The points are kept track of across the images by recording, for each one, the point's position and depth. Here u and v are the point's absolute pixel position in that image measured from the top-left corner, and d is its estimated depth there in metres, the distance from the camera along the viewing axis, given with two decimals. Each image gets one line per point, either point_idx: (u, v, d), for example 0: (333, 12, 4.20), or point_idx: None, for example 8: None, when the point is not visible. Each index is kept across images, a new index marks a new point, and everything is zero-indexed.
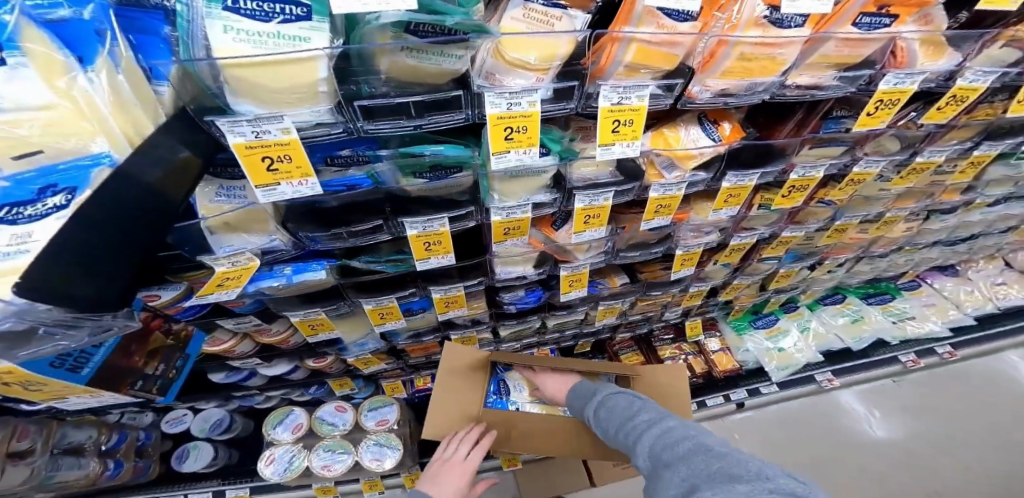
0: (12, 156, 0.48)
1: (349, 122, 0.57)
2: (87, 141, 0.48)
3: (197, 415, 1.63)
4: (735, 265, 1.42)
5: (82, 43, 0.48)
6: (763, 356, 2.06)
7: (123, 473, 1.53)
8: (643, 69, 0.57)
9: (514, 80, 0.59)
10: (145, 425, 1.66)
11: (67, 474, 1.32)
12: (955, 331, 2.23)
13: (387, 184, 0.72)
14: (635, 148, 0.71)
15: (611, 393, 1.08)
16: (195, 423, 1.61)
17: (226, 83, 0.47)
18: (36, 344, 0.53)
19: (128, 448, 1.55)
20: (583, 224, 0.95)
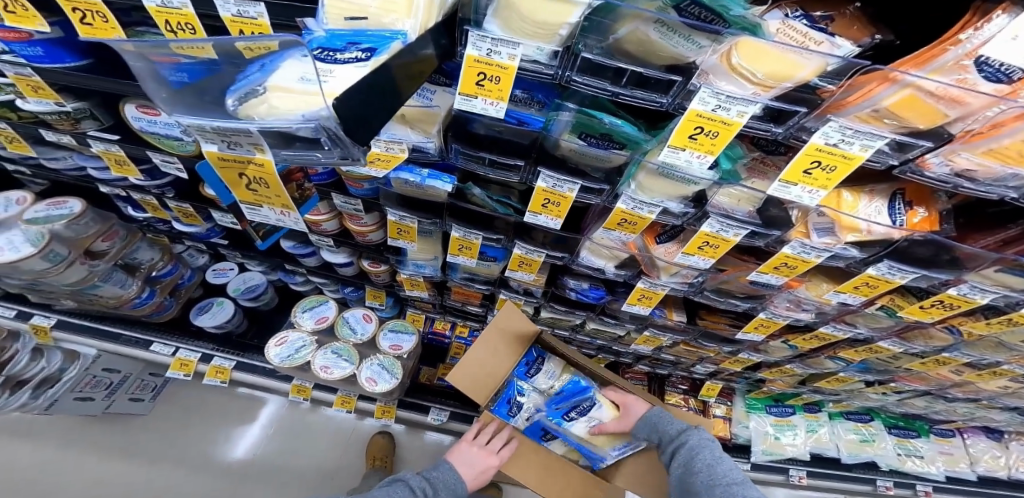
0: (346, 17, 0.50)
1: (561, 68, 0.55)
2: (397, 19, 0.49)
3: (240, 274, 1.68)
4: (801, 351, 1.33)
5: None
6: (758, 437, 1.98)
7: (149, 304, 1.57)
8: (887, 119, 0.49)
9: (728, 86, 0.51)
10: (193, 266, 1.73)
11: (107, 289, 1.43)
12: (950, 479, 2.14)
13: (552, 134, 0.68)
14: (811, 197, 0.63)
15: (697, 440, 1.13)
16: (234, 281, 1.65)
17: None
18: (297, 150, 0.51)
19: (168, 283, 1.60)
20: (696, 249, 0.86)
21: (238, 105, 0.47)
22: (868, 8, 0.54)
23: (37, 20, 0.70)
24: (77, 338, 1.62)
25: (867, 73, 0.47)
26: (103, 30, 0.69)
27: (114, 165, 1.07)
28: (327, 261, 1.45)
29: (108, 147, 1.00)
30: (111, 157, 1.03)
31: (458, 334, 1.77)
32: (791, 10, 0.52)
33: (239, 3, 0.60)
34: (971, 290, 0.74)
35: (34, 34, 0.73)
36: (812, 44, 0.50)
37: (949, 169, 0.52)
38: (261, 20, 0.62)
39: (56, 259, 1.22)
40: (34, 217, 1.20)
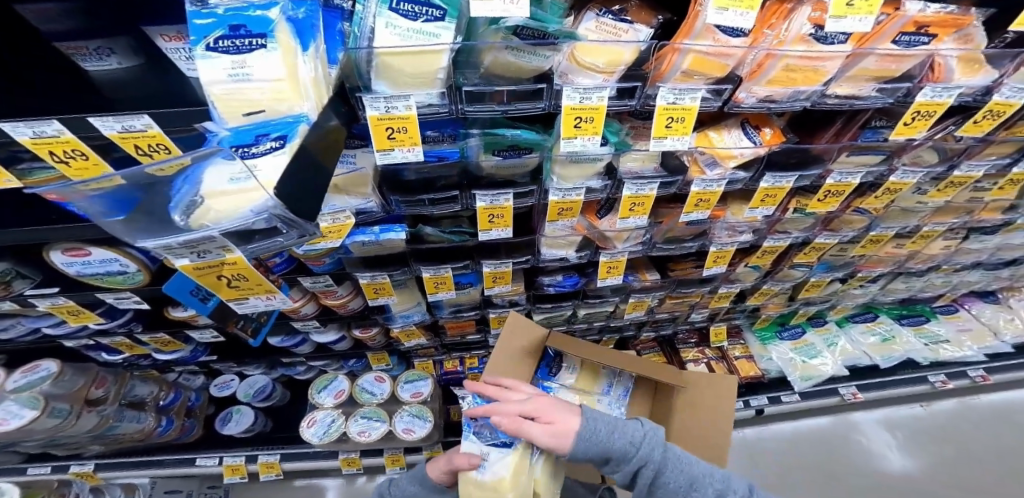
0: (242, 113, 0.53)
1: (454, 104, 0.65)
2: (291, 103, 0.54)
3: (243, 381, 1.84)
4: (765, 270, 1.43)
5: (302, 34, 0.56)
6: (788, 366, 2.06)
7: (171, 431, 1.71)
8: (697, 75, 0.66)
9: (584, 79, 0.67)
10: (196, 387, 1.87)
11: (127, 426, 1.55)
12: (992, 357, 2.19)
13: (470, 158, 0.82)
14: (684, 143, 0.77)
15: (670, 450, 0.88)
16: (242, 388, 1.81)
17: (375, 65, 0.57)
18: (258, 241, 0.53)
19: (179, 407, 1.75)
20: (628, 212, 0.99)
21: (186, 218, 0.48)
22: None
23: None
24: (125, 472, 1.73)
25: (663, 47, 0.64)
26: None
27: (72, 315, 1.18)
28: (319, 344, 1.63)
29: (51, 300, 1.07)
30: (62, 308, 1.13)
31: (470, 366, 1.92)
32: (598, 9, 0.67)
33: (122, 120, 0.64)
34: (841, 177, 0.89)
35: None
36: (621, 33, 0.66)
37: (756, 97, 0.68)
38: (150, 130, 0.66)
39: (60, 414, 1.30)
40: (17, 386, 1.26)
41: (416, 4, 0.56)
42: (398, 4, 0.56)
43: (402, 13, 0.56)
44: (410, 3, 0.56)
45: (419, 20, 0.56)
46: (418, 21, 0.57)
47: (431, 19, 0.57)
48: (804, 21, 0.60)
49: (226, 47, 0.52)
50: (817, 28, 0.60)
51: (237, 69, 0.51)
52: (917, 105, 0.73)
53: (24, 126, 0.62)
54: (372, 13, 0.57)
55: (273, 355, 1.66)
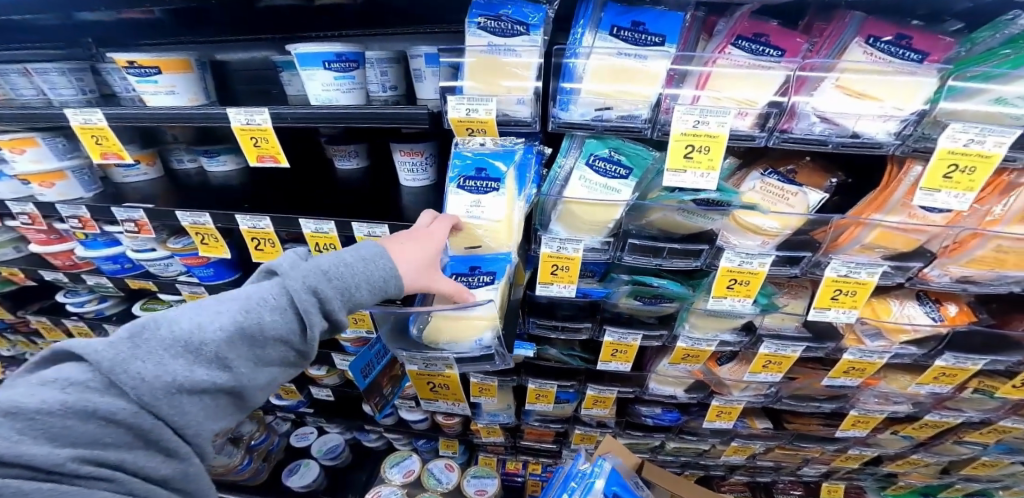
0: (465, 246, 0.65)
1: (615, 251, 0.70)
2: (502, 245, 0.63)
3: (320, 436, 1.88)
4: (918, 440, 1.17)
5: (522, 178, 0.64)
6: None
7: (246, 470, 1.72)
8: (878, 249, 0.62)
9: (745, 241, 0.67)
10: (280, 433, 1.92)
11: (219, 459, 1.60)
12: None
13: (610, 299, 0.81)
14: (850, 317, 0.71)
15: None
16: (316, 443, 1.84)
17: (560, 210, 0.66)
18: (472, 362, 0.67)
19: (262, 450, 1.79)
20: (761, 367, 0.91)
21: (421, 334, 0.63)
22: (818, 159, 0.70)
23: (224, 247, 0.94)
24: None
25: (843, 221, 0.61)
26: (269, 254, 0.92)
27: None
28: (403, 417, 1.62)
29: None
30: None
31: (533, 472, 1.72)
32: (763, 169, 0.67)
33: (370, 226, 0.79)
34: None
35: (210, 257, 0.99)
36: (789, 196, 0.65)
37: (950, 277, 0.61)
38: (384, 236, 0.80)
39: None
40: None
41: (608, 161, 0.64)
42: (594, 160, 0.64)
43: (595, 169, 0.64)
44: (603, 161, 0.64)
45: (607, 177, 0.64)
46: (606, 177, 0.64)
47: (617, 176, 0.64)
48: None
49: (469, 186, 0.64)
50: None
51: (474, 207, 0.64)
52: None
53: (311, 223, 0.82)
54: (570, 165, 0.65)
55: (357, 422, 1.67)
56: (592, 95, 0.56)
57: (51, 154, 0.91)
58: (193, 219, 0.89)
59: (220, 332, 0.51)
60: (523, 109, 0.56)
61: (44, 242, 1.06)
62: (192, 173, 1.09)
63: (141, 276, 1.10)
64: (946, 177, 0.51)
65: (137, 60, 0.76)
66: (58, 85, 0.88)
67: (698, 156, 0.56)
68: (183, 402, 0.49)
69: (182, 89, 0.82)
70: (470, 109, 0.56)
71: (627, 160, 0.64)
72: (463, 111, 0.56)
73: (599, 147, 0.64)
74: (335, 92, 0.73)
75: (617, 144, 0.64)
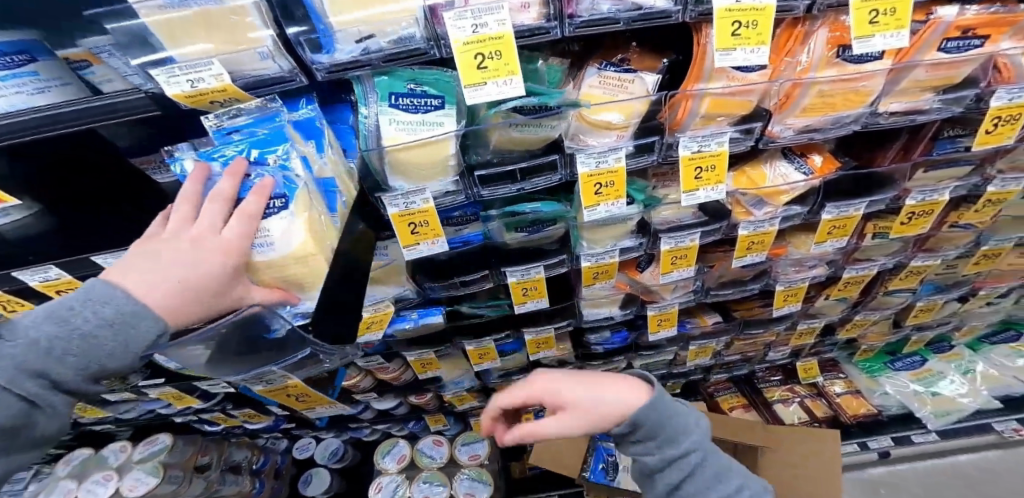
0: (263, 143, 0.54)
1: (468, 188, 0.66)
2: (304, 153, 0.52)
3: (319, 444, 1.96)
4: (853, 300, 1.20)
5: (312, 130, 0.55)
6: (910, 400, 1.57)
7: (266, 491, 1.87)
8: (720, 116, 0.61)
9: (599, 140, 0.63)
10: (280, 450, 2.00)
11: (229, 489, 1.74)
12: None
13: (494, 238, 0.81)
14: (720, 192, 0.69)
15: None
16: (318, 450, 1.93)
17: (388, 162, 0.60)
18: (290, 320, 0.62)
19: (269, 470, 1.90)
20: (670, 265, 0.90)
21: None
22: (646, 44, 0.66)
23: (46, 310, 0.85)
24: None
25: (675, 96, 0.60)
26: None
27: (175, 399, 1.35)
28: (380, 410, 1.68)
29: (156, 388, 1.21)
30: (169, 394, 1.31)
31: None
32: (600, 64, 0.64)
33: None
34: (925, 194, 0.78)
35: None
36: (627, 86, 0.62)
37: (792, 129, 0.62)
38: None
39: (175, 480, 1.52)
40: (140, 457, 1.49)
41: (415, 98, 0.59)
42: (398, 98, 0.58)
43: (402, 107, 0.58)
44: (407, 96, 0.58)
45: (420, 112, 0.58)
46: (419, 113, 0.59)
47: (431, 109, 0.59)
48: (828, 44, 0.54)
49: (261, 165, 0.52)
50: (845, 49, 0.54)
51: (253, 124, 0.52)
52: (993, 111, 0.64)
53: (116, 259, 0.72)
54: (372, 110, 0.58)
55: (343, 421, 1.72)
56: (344, 26, 0.47)
57: None
58: None
59: None
60: (276, 64, 0.48)
61: None
62: None
63: None
64: (735, 34, 0.49)
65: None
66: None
67: (494, 64, 0.50)
68: None
69: None
70: (193, 80, 0.45)
71: (432, 89, 0.59)
72: (185, 83, 0.45)
73: (396, 83, 0.57)
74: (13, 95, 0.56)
75: (413, 75, 0.57)
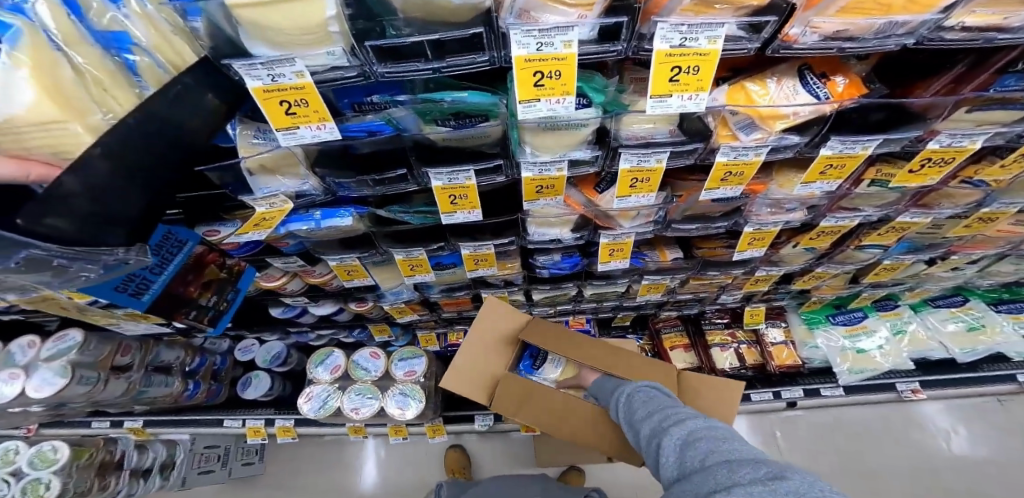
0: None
1: (363, 65, 0.50)
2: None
3: (261, 346, 1.91)
4: (820, 252, 1.13)
5: None
6: (835, 356, 1.60)
7: (199, 393, 1.83)
8: (719, 3, 0.44)
9: (551, 18, 0.45)
10: (221, 351, 1.94)
11: (157, 391, 1.62)
12: None
13: (410, 132, 0.64)
14: (699, 101, 0.55)
15: (642, 385, 0.92)
16: (259, 354, 1.88)
17: (240, 23, 0.44)
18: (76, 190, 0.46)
19: (207, 371, 1.85)
20: (629, 189, 0.78)
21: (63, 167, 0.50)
22: None
23: None
24: (168, 430, 1.85)
25: None
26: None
27: None
28: (321, 315, 1.57)
29: None
30: None
31: None
32: None
33: None
34: (955, 140, 0.64)
35: None
36: None
37: (818, 36, 0.45)
38: None
39: (91, 381, 1.37)
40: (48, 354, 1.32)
41: None
42: None
43: None
44: None
45: None
46: None
47: None
48: None
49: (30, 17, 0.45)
50: None
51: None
52: None
53: None
54: None
55: (282, 326, 1.63)
56: None
57: None
58: None
59: None
60: None
61: None
62: None
63: None
64: None
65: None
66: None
67: None
68: None
69: None
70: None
71: None
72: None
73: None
74: None
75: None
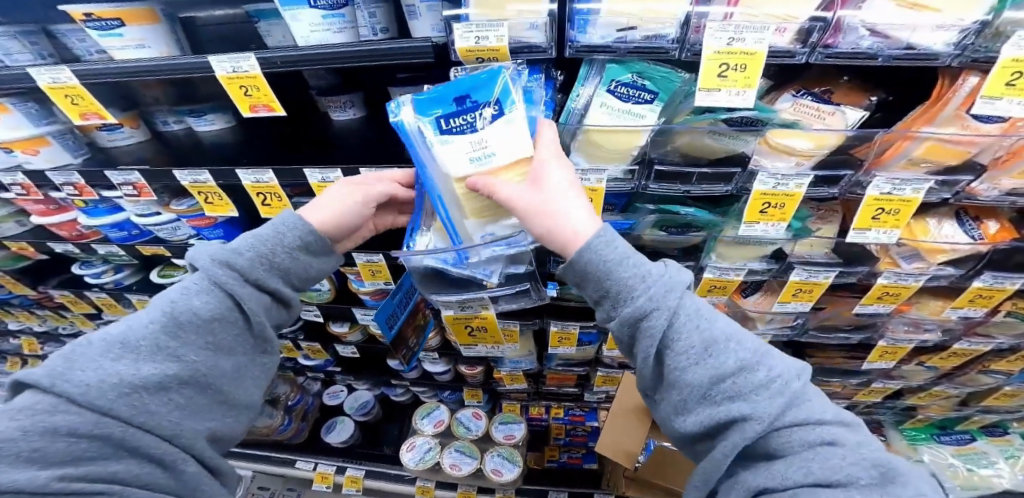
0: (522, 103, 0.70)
1: (640, 179, 0.75)
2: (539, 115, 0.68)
3: (350, 394, 2.05)
4: (942, 369, 1.23)
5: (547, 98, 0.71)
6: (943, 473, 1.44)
7: (287, 430, 1.96)
8: (925, 163, 0.63)
9: (776, 163, 0.69)
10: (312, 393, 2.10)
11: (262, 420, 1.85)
12: None
13: (636, 231, 0.85)
14: (890, 235, 0.73)
15: None
16: (348, 401, 2.02)
17: (579, 139, 0.72)
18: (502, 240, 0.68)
19: (299, 410, 2.01)
20: (791, 296, 0.95)
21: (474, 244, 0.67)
22: (858, 79, 0.71)
23: (230, 206, 0.89)
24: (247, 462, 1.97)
25: (892, 134, 0.61)
26: (277, 208, 0.88)
27: None
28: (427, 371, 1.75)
29: None
30: None
31: (555, 416, 1.87)
32: (797, 91, 0.68)
33: (323, 171, 0.79)
34: None
35: (218, 218, 0.94)
36: (826, 116, 0.66)
37: (999, 190, 0.65)
38: (340, 181, 0.80)
39: None
40: None
41: (631, 89, 0.67)
42: (616, 86, 0.67)
43: (618, 95, 0.67)
44: (626, 87, 0.67)
45: (630, 102, 0.67)
46: (629, 103, 0.67)
47: (642, 102, 0.67)
48: None
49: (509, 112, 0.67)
50: None
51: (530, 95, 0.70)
52: None
53: (317, 172, 0.80)
54: (589, 93, 0.68)
55: (384, 376, 1.79)
56: (617, 16, 0.57)
57: (28, 119, 0.81)
58: (193, 178, 0.83)
59: (150, 324, 0.57)
60: (534, 34, 0.60)
61: (44, 212, 1.01)
62: (181, 134, 0.96)
63: (152, 243, 1.05)
64: (1008, 85, 0.53)
65: (93, 13, 0.64)
66: (11, 50, 0.77)
67: (734, 75, 0.59)
68: (176, 361, 0.57)
69: (151, 41, 0.71)
70: (479, 37, 0.59)
71: (651, 84, 0.67)
72: (473, 39, 0.59)
73: (622, 73, 0.66)
74: (324, 32, 0.64)
75: (641, 69, 0.66)
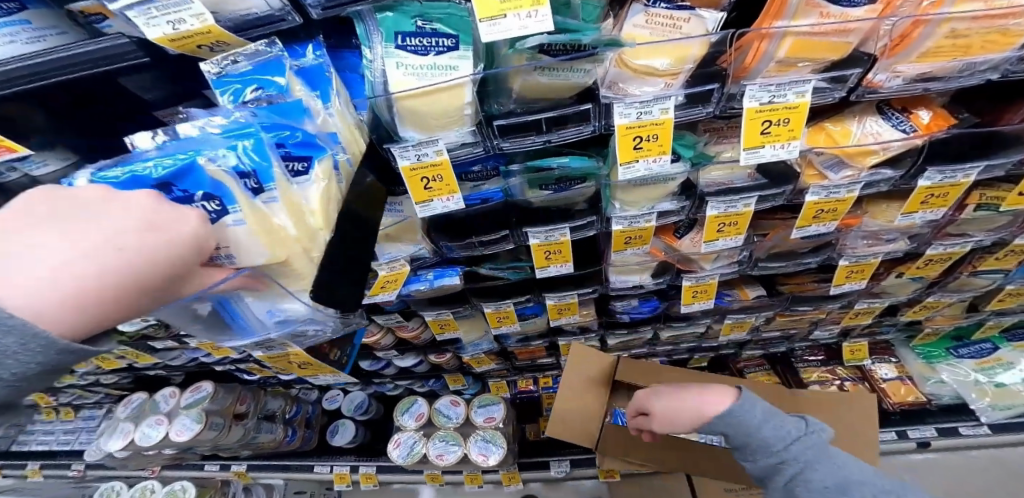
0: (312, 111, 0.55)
1: (488, 140, 0.59)
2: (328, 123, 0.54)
3: (346, 396, 2.02)
4: (929, 280, 1.10)
5: (320, 83, 0.55)
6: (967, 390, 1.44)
7: (294, 439, 1.96)
8: (802, 61, 0.51)
9: (642, 88, 0.54)
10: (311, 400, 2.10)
11: (264, 437, 1.81)
12: None
13: (516, 197, 0.74)
14: (790, 150, 0.60)
15: None
16: (344, 403, 2.00)
17: (397, 110, 0.54)
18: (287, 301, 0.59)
19: (301, 418, 1.99)
20: (716, 233, 0.82)
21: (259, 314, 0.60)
22: None
23: None
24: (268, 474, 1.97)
25: (745, 35, 0.49)
26: None
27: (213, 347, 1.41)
28: (402, 367, 1.68)
29: None
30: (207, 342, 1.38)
31: (544, 386, 1.86)
32: None
33: None
34: None
35: None
36: (679, 25, 0.52)
37: (903, 78, 0.52)
38: None
39: (218, 426, 1.61)
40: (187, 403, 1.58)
41: (425, 37, 0.51)
42: (404, 40, 0.51)
43: (410, 50, 0.52)
44: (416, 36, 0.51)
45: (429, 54, 0.51)
46: (430, 55, 0.52)
47: (444, 50, 0.52)
48: None
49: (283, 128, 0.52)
50: None
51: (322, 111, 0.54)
52: None
53: None
54: (378, 54, 0.52)
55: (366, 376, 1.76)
56: None
57: None
58: None
59: None
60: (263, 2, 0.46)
61: None
62: None
63: None
64: None
65: None
66: None
67: None
68: None
69: None
70: (173, 22, 0.43)
71: (445, 27, 0.51)
72: (164, 25, 0.43)
73: (402, 21, 0.50)
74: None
75: (422, 10, 0.50)
